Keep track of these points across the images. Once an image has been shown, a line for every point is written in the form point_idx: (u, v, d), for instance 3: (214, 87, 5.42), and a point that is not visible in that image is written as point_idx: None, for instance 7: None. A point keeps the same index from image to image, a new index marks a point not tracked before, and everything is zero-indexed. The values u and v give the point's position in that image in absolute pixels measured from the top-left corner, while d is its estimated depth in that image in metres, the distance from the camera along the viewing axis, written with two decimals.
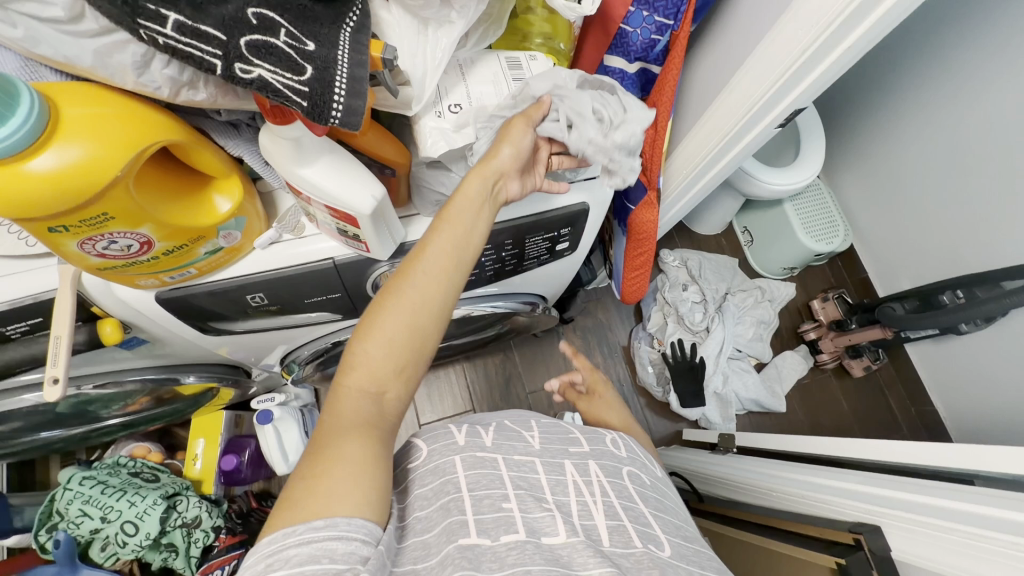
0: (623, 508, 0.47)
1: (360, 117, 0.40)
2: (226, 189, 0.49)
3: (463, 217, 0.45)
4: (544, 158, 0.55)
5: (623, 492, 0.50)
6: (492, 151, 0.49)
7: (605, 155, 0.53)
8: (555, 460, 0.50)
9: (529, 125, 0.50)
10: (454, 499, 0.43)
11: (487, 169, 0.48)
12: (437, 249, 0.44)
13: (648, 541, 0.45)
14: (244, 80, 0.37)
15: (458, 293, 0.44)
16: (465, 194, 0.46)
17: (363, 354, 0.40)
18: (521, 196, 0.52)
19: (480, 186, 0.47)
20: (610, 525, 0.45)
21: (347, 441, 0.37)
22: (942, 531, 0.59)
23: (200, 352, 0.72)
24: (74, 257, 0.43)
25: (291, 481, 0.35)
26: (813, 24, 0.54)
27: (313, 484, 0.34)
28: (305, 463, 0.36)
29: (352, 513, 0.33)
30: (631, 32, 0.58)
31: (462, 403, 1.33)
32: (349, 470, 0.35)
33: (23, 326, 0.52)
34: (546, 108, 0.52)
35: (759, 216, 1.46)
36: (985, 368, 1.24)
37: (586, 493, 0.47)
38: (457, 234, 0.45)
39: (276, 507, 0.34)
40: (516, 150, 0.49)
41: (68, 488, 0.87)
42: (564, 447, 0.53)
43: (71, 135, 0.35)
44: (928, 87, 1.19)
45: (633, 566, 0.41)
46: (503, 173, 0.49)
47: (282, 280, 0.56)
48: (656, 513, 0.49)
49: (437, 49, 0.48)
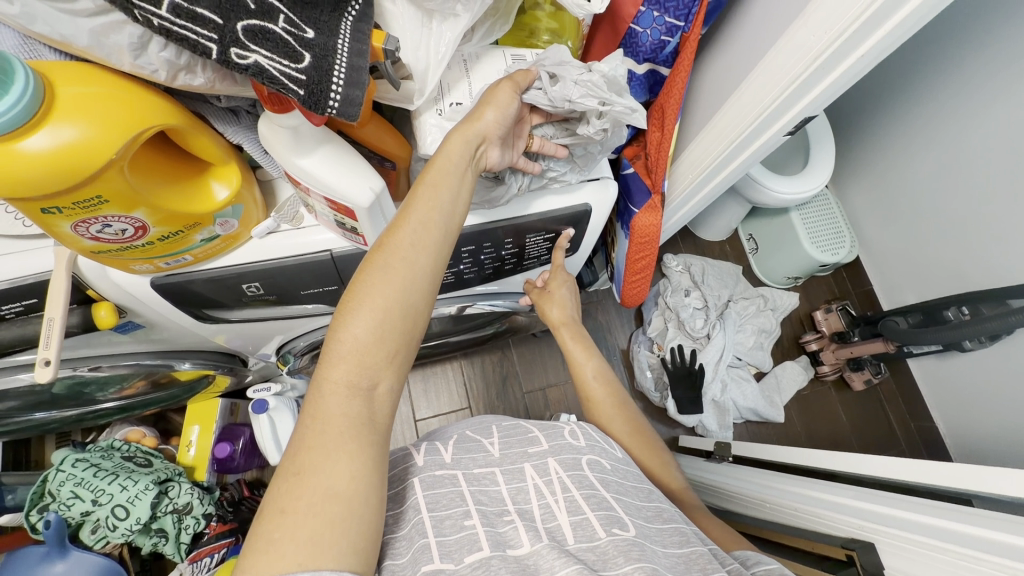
0: (585, 500, 0.47)
1: (358, 107, 0.40)
2: (224, 176, 0.48)
3: (447, 185, 0.46)
4: (527, 132, 0.55)
5: (585, 482, 0.49)
6: (476, 113, 0.48)
7: (595, 96, 0.50)
8: (515, 467, 0.51)
9: (516, 90, 0.50)
10: (415, 524, 0.43)
11: (471, 130, 0.47)
12: (423, 222, 0.44)
13: (612, 526, 0.44)
14: (240, 65, 0.36)
15: (443, 263, 0.45)
16: (449, 155, 0.47)
17: (349, 339, 0.39)
18: (500, 163, 0.52)
19: (464, 147, 0.47)
20: (574, 521, 0.45)
21: (336, 464, 0.36)
22: (936, 551, 0.58)
23: (196, 340, 0.72)
24: (67, 239, 0.42)
25: (277, 510, 0.34)
26: (824, 31, 0.53)
27: (301, 523, 0.34)
28: (292, 489, 0.35)
29: (339, 566, 0.33)
30: (640, 32, 0.57)
31: (458, 401, 1.33)
32: (338, 507, 0.35)
33: (17, 306, 0.52)
34: (534, 76, 0.52)
35: (764, 224, 1.45)
36: (986, 386, 1.23)
37: (547, 494, 0.47)
38: (442, 201, 0.45)
39: (261, 547, 0.33)
40: (500, 114, 0.49)
41: (60, 470, 0.87)
42: (523, 449, 0.53)
43: (66, 116, 0.35)
44: (941, 99, 1.17)
45: (599, 559, 0.42)
46: (486, 136, 0.49)
47: (277, 270, 0.56)
48: (617, 496, 0.49)
49: (441, 43, 0.47)
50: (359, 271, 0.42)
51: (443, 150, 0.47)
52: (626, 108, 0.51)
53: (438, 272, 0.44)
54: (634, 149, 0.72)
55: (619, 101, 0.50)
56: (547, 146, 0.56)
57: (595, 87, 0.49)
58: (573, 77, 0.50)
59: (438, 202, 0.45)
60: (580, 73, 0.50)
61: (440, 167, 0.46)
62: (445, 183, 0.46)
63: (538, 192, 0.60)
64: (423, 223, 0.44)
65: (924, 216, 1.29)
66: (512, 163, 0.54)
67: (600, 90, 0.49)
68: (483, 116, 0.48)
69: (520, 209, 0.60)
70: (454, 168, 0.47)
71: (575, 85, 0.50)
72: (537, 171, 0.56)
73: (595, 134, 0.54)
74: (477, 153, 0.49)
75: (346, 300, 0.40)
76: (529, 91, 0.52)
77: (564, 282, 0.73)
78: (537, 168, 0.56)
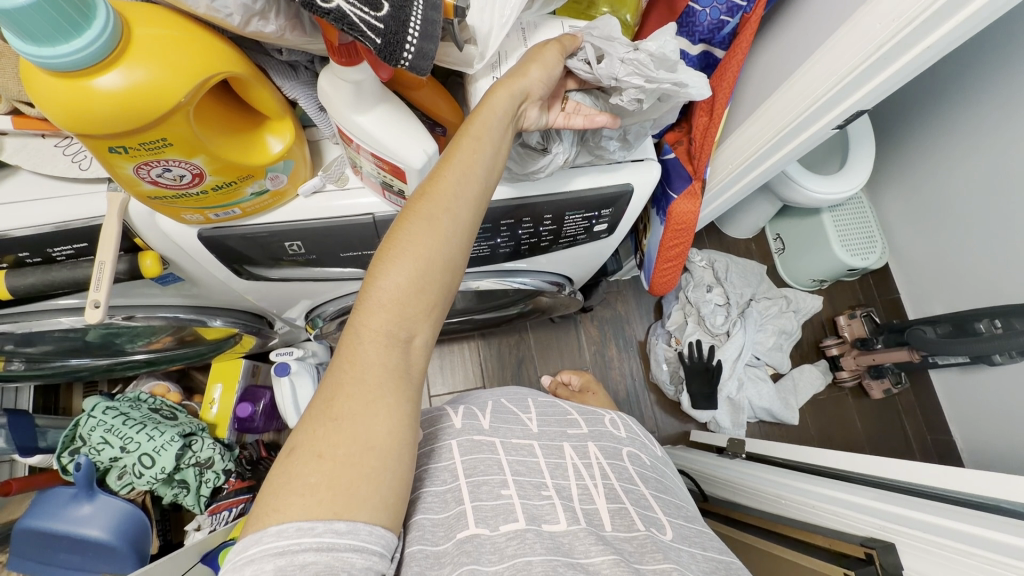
0: (624, 491, 0.50)
1: (430, 62, 0.40)
2: (279, 130, 0.48)
3: (489, 138, 0.45)
4: (565, 97, 0.54)
5: (625, 474, 0.53)
6: (521, 69, 0.47)
7: (641, 74, 0.48)
8: (555, 444, 0.54)
9: (563, 53, 0.49)
10: (451, 489, 0.46)
11: (516, 85, 0.46)
12: (465, 177, 0.43)
13: (650, 525, 0.48)
14: (322, 9, 0.36)
15: (481, 220, 0.44)
16: (493, 108, 0.45)
17: (388, 288, 0.39)
18: (537, 124, 0.51)
19: (507, 101, 0.46)
20: (612, 509, 0.48)
21: (374, 416, 0.37)
22: (961, 555, 0.58)
23: (229, 296, 0.73)
24: (126, 180, 0.43)
25: (313, 454, 0.35)
26: (891, 20, 0.51)
27: (339, 471, 0.35)
28: (329, 435, 0.35)
29: (372, 520, 0.35)
30: (699, 11, 0.55)
31: (472, 378, 1.34)
32: (375, 460, 0.36)
33: (69, 250, 0.53)
34: (580, 44, 0.51)
35: (793, 224, 1.42)
36: (1006, 407, 1.21)
37: (586, 476, 0.51)
38: (485, 155, 0.44)
39: (293, 488, 0.34)
40: (545, 73, 0.48)
41: (91, 416, 0.90)
42: (563, 429, 0.57)
43: (140, 56, 0.36)
44: (991, 104, 1.12)
45: (635, 550, 0.44)
46: (529, 94, 0.47)
47: (320, 231, 0.57)
48: (657, 493, 0.53)
49: (506, 6, 0.46)
50: (398, 219, 0.41)
51: (487, 102, 0.46)
52: (676, 85, 0.48)
53: (475, 227, 0.43)
54: (675, 136, 0.71)
55: (667, 78, 0.48)
56: (583, 109, 0.53)
57: (642, 65, 0.48)
58: (620, 55, 0.49)
59: (480, 156, 0.44)
60: (627, 51, 0.49)
61: (484, 120, 0.44)
62: (487, 137, 0.45)
63: (581, 168, 0.60)
64: (464, 177, 0.43)
65: (962, 227, 1.26)
66: (549, 124, 0.52)
67: (647, 68, 0.48)
68: (528, 73, 0.47)
69: (561, 184, 0.59)
70: (496, 121, 0.45)
71: (621, 63, 0.49)
72: (596, 125, 0.52)
73: (629, 105, 0.52)
74: (519, 110, 0.48)
75: (386, 249, 0.40)
76: (573, 58, 0.51)
77: (595, 386, 1.08)
78: (593, 122, 0.52)
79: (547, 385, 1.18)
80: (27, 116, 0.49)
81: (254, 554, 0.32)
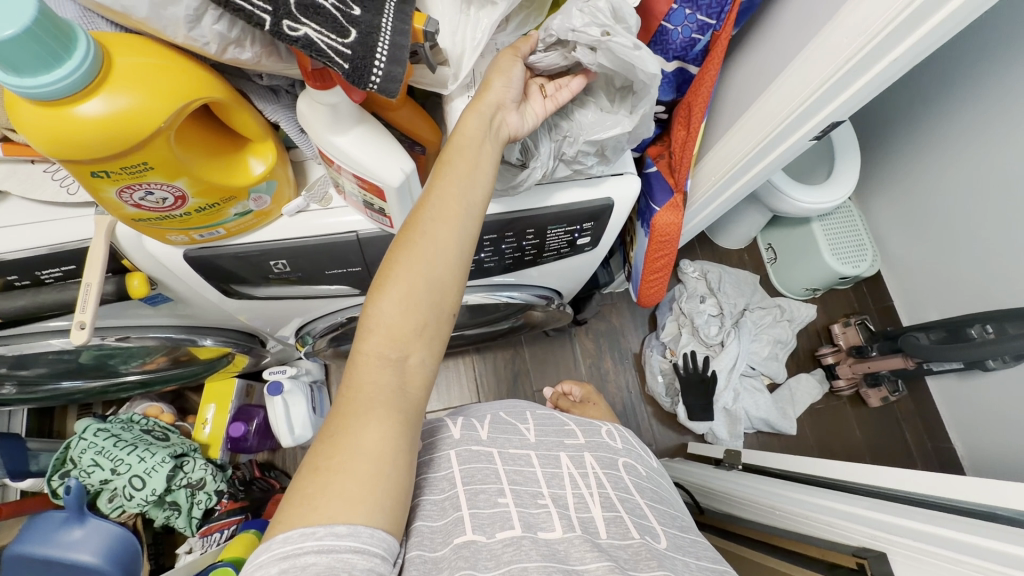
0: (619, 501, 0.50)
1: (398, 85, 0.41)
2: (261, 152, 0.50)
3: (468, 157, 0.46)
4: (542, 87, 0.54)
5: (620, 484, 0.53)
6: (484, 85, 0.49)
7: (597, 22, 0.47)
8: (552, 453, 0.54)
9: (518, 55, 0.51)
10: (450, 496, 0.46)
11: (482, 103, 0.48)
12: (447, 197, 0.44)
13: (645, 533, 0.47)
14: (290, 37, 0.37)
15: (470, 235, 0.45)
16: (469, 130, 0.47)
17: (378, 310, 0.40)
18: (522, 127, 0.51)
19: (479, 120, 0.48)
20: (607, 517, 0.48)
21: (369, 427, 0.37)
22: (952, 563, 0.57)
23: (220, 316, 0.73)
24: (111, 205, 0.44)
25: (313, 467, 0.36)
26: (859, 33, 0.53)
27: (336, 480, 0.35)
28: (327, 448, 0.36)
29: (372, 523, 0.34)
30: (672, 30, 0.57)
31: (469, 394, 1.34)
32: (371, 468, 0.36)
33: (57, 272, 0.54)
34: (534, 43, 0.52)
35: (784, 234, 1.43)
36: (1006, 411, 1.20)
37: (581, 485, 0.50)
38: (466, 176, 0.46)
39: (294, 500, 0.34)
40: (507, 80, 0.49)
41: (82, 438, 0.89)
42: (560, 439, 0.57)
43: (120, 84, 0.37)
44: (974, 111, 1.14)
45: (631, 557, 0.44)
46: (499, 105, 0.49)
47: (307, 249, 0.58)
48: (652, 503, 0.53)
49: (477, 30, 0.47)
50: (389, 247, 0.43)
51: (462, 125, 0.47)
52: (632, 43, 0.47)
53: (465, 244, 0.44)
54: (657, 149, 0.74)
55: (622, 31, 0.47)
56: (563, 84, 0.54)
57: (598, 11, 0.47)
58: (577, 6, 0.47)
59: (463, 176, 0.46)
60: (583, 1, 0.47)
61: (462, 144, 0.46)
62: (467, 158, 0.46)
63: (561, 183, 0.61)
64: (449, 198, 0.44)
65: (954, 232, 1.27)
66: (539, 116, 0.52)
67: (602, 15, 0.47)
68: (492, 86, 0.49)
69: (542, 199, 0.60)
70: (476, 142, 0.47)
71: (579, 13, 0.47)
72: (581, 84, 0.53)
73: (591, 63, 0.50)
74: (495, 127, 0.49)
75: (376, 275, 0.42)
76: (534, 55, 0.52)
77: (595, 398, 1.07)
78: (575, 86, 0.53)
79: (548, 397, 1.17)
80: (16, 142, 0.50)
81: (262, 562, 0.32)
